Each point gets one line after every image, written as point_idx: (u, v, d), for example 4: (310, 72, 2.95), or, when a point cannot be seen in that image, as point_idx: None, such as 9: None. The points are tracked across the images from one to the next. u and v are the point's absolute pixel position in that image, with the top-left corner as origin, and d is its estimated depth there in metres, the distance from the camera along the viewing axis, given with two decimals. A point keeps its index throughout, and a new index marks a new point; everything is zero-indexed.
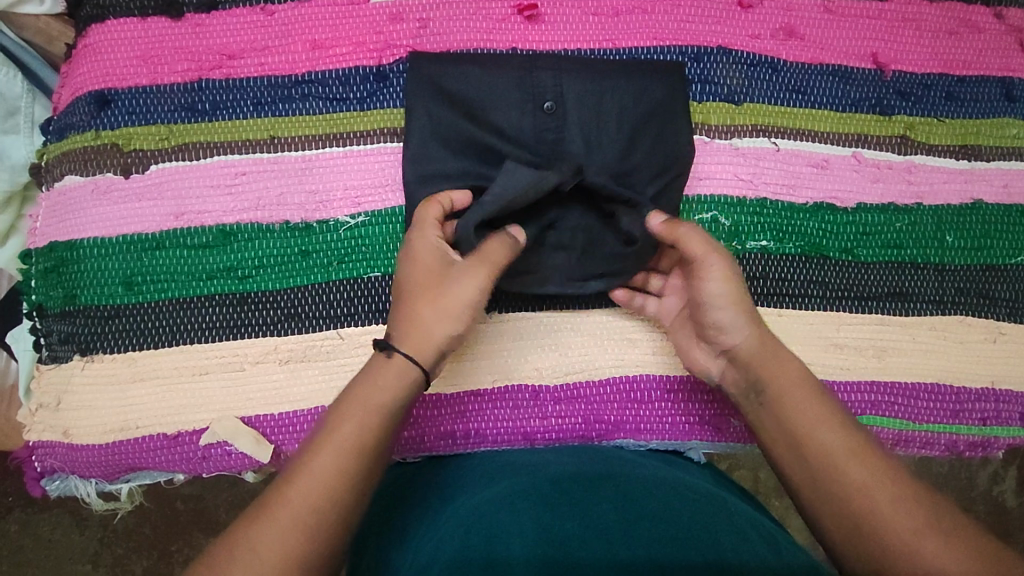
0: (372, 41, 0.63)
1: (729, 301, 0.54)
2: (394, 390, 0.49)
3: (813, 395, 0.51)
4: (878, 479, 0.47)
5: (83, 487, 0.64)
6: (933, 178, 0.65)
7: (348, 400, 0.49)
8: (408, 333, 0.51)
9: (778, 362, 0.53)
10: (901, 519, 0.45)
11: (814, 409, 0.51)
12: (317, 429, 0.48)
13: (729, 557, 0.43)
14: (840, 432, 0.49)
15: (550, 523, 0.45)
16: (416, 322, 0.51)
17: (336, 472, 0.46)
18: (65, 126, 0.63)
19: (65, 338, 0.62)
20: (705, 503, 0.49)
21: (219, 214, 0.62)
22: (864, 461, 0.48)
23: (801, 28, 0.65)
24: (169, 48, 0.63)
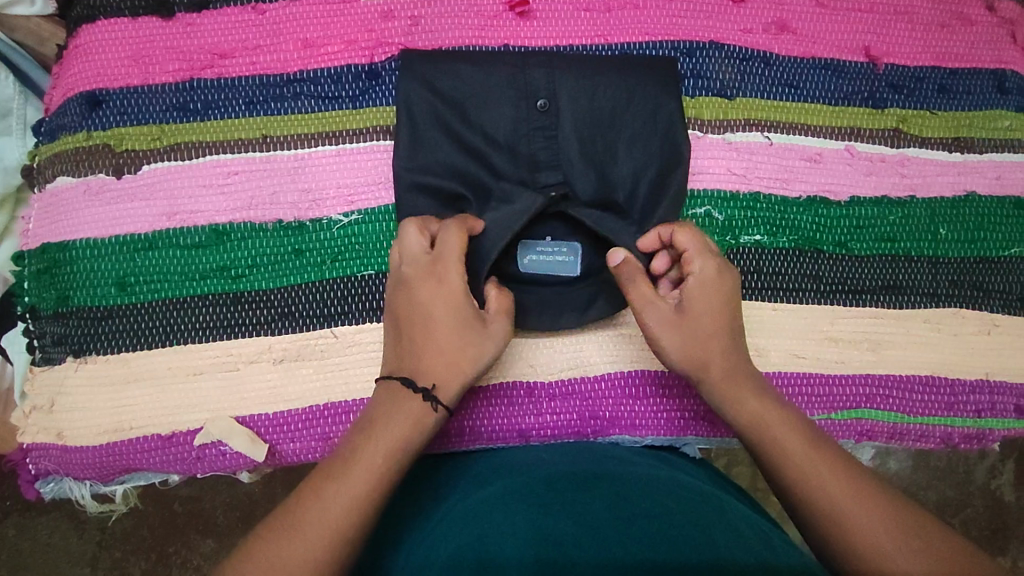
0: (364, 39, 0.63)
1: (685, 350, 0.54)
2: (417, 419, 0.51)
3: (777, 423, 0.51)
4: (845, 501, 0.46)
5: (78, 488, 0.63)
6: (926, 171, 0.65)
7: (375, 427, 0.50)
8: (445, 378, 0.52)
9: (738, 401, 0.52)
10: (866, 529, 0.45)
11: (777, 437, 0.50)
12: (337, 456, 0.49)
13: (718, 552, 0.43)
14: (800, 456, 0.49)
15: (542, 525, 0.44)
16: (455, 368, 0.52)
17: (350, 494, 0.46)
18: (56, 127, 0.63)
19: (58, 339, 0.61)
20: (695, 501, 0.49)
21: (212, 214, 0.62)
22: (829, 479, 0.48)
23: (794, 23, 0.65)
24: (160, 47, 0.63)
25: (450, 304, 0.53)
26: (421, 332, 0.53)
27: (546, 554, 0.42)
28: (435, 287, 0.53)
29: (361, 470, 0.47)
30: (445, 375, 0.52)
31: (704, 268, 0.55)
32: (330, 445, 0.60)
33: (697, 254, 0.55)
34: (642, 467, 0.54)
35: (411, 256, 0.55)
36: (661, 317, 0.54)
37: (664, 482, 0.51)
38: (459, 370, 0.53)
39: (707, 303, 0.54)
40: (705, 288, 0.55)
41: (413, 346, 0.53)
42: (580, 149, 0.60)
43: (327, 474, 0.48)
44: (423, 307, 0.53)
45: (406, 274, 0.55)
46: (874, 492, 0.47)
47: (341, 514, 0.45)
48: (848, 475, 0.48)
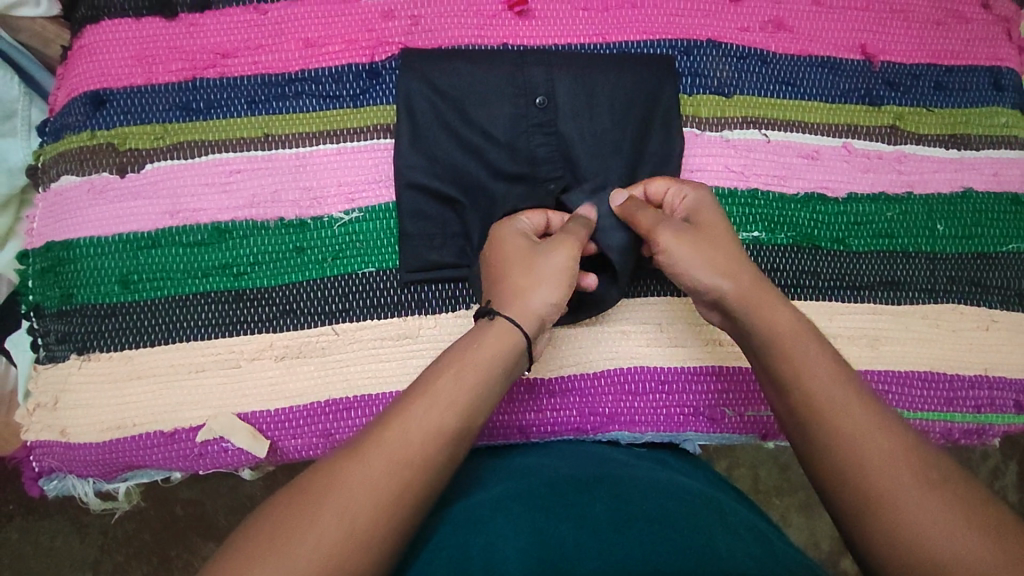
0: (365, 38, 0.64)
1: (709, 262, 0.53)
2: (466, 385, 0.48)
3: (802, 342, 0.49)
4: (871, 426, 0.44)
5: (80, 485, 0.64)
6: (923, 167, 0.65)
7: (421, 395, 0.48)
8: (503, 300, 0.52)
9: (766, 312, 0.51)
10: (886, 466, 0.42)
11: (804, 356, 0.48)
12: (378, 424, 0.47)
13: (725, 560, 0.42)
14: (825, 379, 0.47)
15: (542, 530, 0.44)
16: (517, 288, 0.53)
17: (363, 485, 0.43)
18: (61, 127, 0.63)
19: (62, 337, 0.62)
20: (703, 508, 0.48)
21: (214, 212, 0.62)
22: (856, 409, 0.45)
23: (790, 21, 0.66)
24: (163, 47, 0.64)
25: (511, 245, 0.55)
26: (489, 279, 0.55)
27: (546, 563, 0.41)
28: (497, 237, 0.57)
29: (397, 444, 0.45)
30: (502, 298, 0.53)
31: (700, 195, 0.57)
32: (332, 442, 0.61)
33: (687, 186, 0.58)
34: (647, 471, 0.54)
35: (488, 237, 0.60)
36: (679, 232, 0.54)
37: (666, 486, 0.50)
38: (517, 291, 0.53)
39: (719, 225, 0.55)
40: (710, 211, 0.56)
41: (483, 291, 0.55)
42: (580, 146, 0.61)
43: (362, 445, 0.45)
44: (488, 259, 0.56)
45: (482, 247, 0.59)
46: (897, 426, 0.45)
47: (363, 496, 0.43)
48: (867, 400, 0.46)
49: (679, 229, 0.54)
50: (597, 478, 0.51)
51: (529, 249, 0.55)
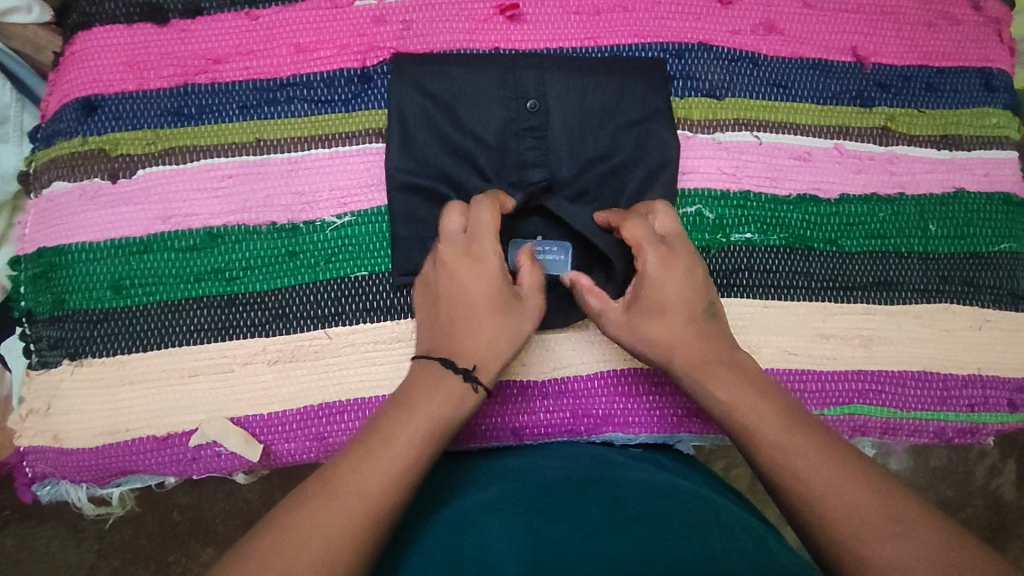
0: (356, 43, 0.64)
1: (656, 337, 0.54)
2: (453, 389, 0.51)
3: (749, 407, 0.49)
4: (817, 482, 0.44)
5: (74, 491, 0.64)
6: (915, 168, 0.66)
7: (410, 402, 0.50)
8: (483, 359, 0.52)
9: (717, 380, 0.51)
10: (855, 510, 0.43)
11: (751, 423, 0.49)
12: (366, 434, 0.48)
13: (718, 551, 0.42)
14: (778, 448, 0.47)
15: (539, 528, 0.43)
16: (496, 347, 0.53)
17: (362, 486, 0.45)
18: (53, 134, 0.63)
19: (54, 342, 0.62)
20: (695, 504, 0.49)
21: (207, 217, 0.62)
22: (806, 468, 0.45)
23: (781, 23, 0.66)
24: (155, 53, 0.64)
25: (488, 283, 0.54)
26: (458, 312, 0.54)
27: (540, 558, 0.40)
28: (471, 267, 0.54)
29: (390, 447, 0.47)
30: (483, 355, 0.53)
31: (653, 263, 0.54)
32: (325, 446, 0.61)
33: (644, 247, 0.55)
34: (643, 473, 0.54)
35: (446, 238, 0.56)
36: (619, 322, 0.55)
37: (661, 486, 0.50)
38: (495, 350, 0.53)
39: (669, 291, 0.54)
40: (655, 280, 0.54)
41: (451, 328, 0.54)
42: (571, 150, 0.61)
43: (356, 452, 0.47)
44: (458, 291, 0.54)
45: (442, 255, 0.55)
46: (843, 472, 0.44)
47: (366, 494, 0.44)
48: (819, 451, 0.46)
49: (620, 314, 0.55)
50: (594, 480, 0.51)
51: (505, 296, 0.54)
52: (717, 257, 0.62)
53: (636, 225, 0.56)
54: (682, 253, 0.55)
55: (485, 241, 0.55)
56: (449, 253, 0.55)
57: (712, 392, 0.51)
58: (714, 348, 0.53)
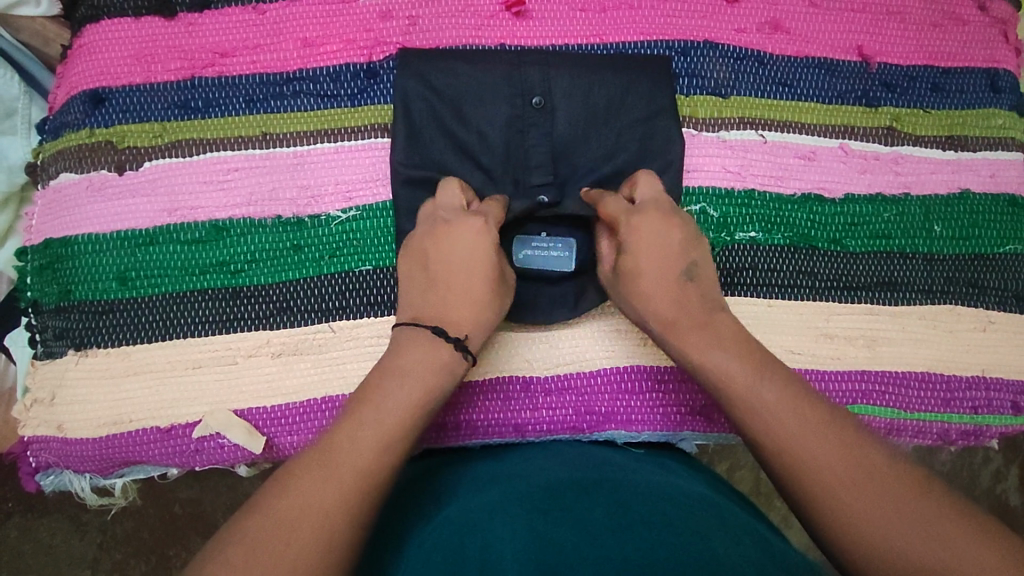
0: (362, 38, 0.64)
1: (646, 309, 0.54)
2: (434, 364, 0.51)
3: (738, 376, 0.49)
4: (804, 443, 0.45)
5: (78, 481, 0.64)
6: (920, 168, 0.65)
7: (393, 379, 0.50)
8: (474, 329, 0.54)
9: (703, 349, 0.51)
10: (828, 461, 0.44)
11: (738, 390, 0.49)
12: (350, 413, 0.49)
13: (720, 553, 0.41)
14: (749, 405, 0.48)
15: (542, 530, 0.43)
16: (484, 320, 0.55)
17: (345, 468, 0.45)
18: (61, 125, 0.64)
19: (60, 333, 0.62)
20: (699, 504, 0.49)
21: (212, 210, 0.62)
22: (781, 423, 0.46)
23: (787, 22, 0.66)
24: (162, 47, 0.64)
25: (485, 256, 0.55)
26: (452, 279, 0.55)
27: (543, 560, 0.41)
28: (471, 236, 0.55)
29: (374, 427, 0.47)
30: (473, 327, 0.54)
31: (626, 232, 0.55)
32: None
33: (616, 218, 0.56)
34: (647, 475, 0.53)
35: (449, 208, 0.57)
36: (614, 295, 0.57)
37: (666, 490, 0.50)
38: (484, 322, 0.55)
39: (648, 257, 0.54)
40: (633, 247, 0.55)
41: (444, 297, 0.54)
42: (576, 147, 0.61)
43: (339, 433, 0.47)
44: (454, 259, 0.55)
45: (443, 221, 0.56)
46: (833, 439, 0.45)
47: (353, 476, 0.45)
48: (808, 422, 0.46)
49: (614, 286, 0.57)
50: (597, 482, 0.51)
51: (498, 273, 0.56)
52: (721, 255, 0.63)
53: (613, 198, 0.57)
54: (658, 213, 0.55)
55: (492, 216, 0.57)
56: (451, 222, 0.56)
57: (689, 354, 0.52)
58: (692, 308, 0.53)
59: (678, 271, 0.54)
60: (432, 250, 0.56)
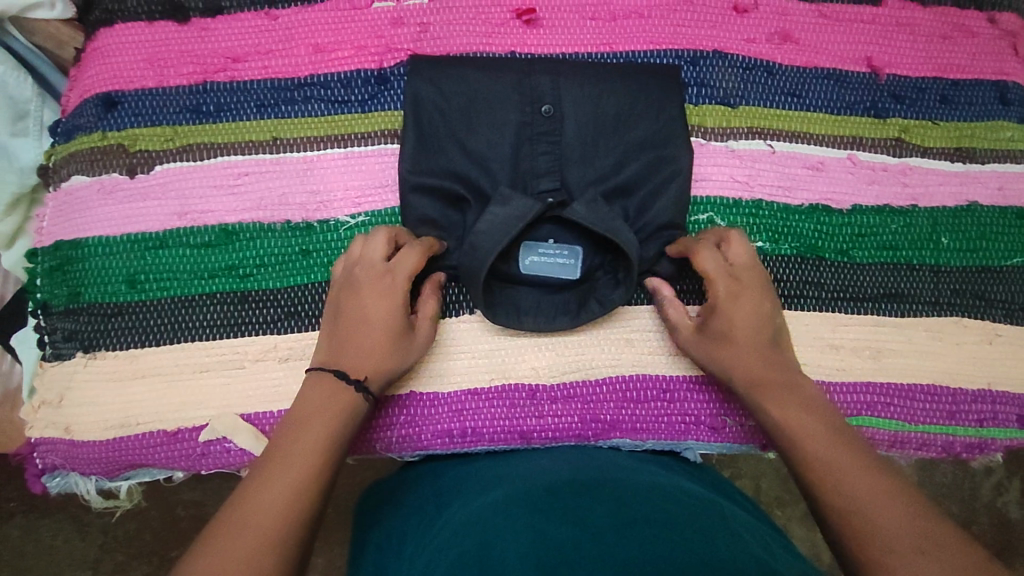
0: (373, 44, 0.65)
1: (721, 359, 0.56)
2: (338, 403, 0.52)
3: (807, 428, 0.51)
4: (865, 493, 0.45)
5: (84, 483, 0.64)
6: (928, 180, 0.66)
7: (308, 419, 0.50)
8: (376, 373, 0.55)
9: (776, 400, 0.53)
10: (894, 520, 0.43)
11: (808, 438, 0.50)
12: (269, 457, 0.48)
13: (720, 552, 0.41)
14: (824, 459, 0.48)
15: (543, 530, 0.43)
16: (388, 364, 0.55)
17: (286, 487, 0.45)
18: (73, 128, 0.64)
19: (69, 335, 0.63)
20: (699, 505, 0.49)
21: (222, 214, 0.63)
22: (850, 482, 0.46)
23: (797, 33, 0.66)
24: (174, 50, 0.64)
25: (389, 308, 0.56)
26: (360, 325, 0.55)
27: (547, 560, 0.40)
28: (378, 291, 0.56)
29: (296, 464, 0.47)
30: (375, 369, 0.54)
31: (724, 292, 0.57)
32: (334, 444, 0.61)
33: (717, 275, 0.57)
34: (649, 476, 0.53)
35: (366, 261, 0.57)
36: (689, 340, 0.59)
37: (665, 489, 0.50)
38: (388, 366, 0.55)
39: (741, 318, 0.56)
40: (727, 308, 0.57)
41: (350, 341, 0.55)
42: (585, 156, 0.61)
43: (272, 459, 0.48)
44: (361, 311, 0.56)
45: (355, 276, 0.57)
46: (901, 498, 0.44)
47: (284, 509, 0.44)
48: (873, 476, 0.46)
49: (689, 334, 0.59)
50: (597, 483, 0.50)
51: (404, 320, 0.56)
52: None
53: (711, 254, 0.58)
54: (750, 281, 0.58)
55: (402, 271, 0.56)
56: (366, 270, 0.57)
57: (768, 407, 0.53)
58: (773, 370, 0.55)
59: (767, 339, 0.56)
60: (342, 302, 0.57)
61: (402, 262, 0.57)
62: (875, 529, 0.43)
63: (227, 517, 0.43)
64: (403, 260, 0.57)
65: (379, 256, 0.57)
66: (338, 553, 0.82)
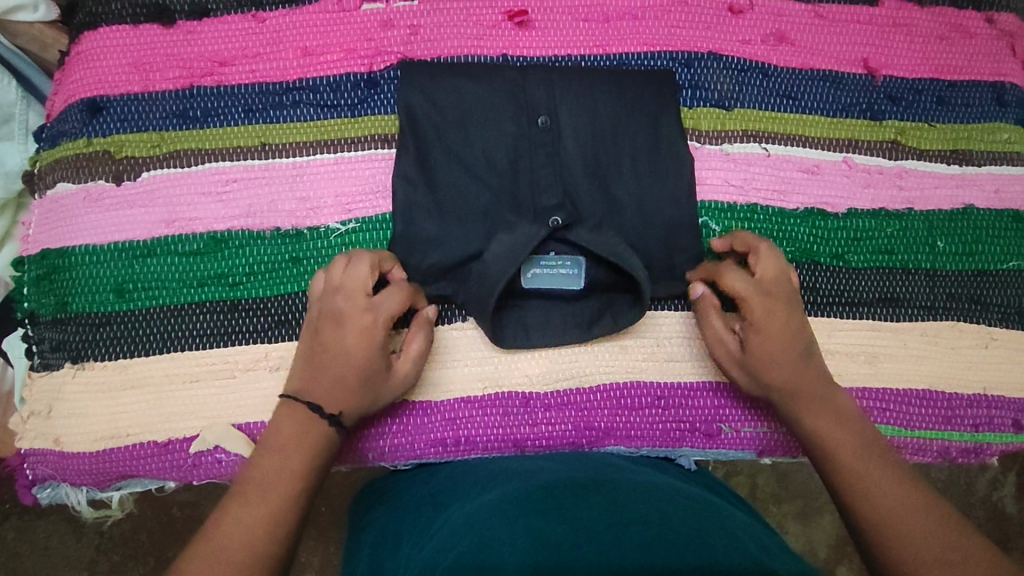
0: (363, 47, 0.63)
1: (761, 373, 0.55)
2: (316, 420, 0.52)
3: (844, 444, 0.52)
4: (902, 509, 0.47)
5: (74, 494, 0.63)
6: (924, 183, 0.65)
7: (280, 453, 0.51)
8: (352, 410, 0.54)
9: (813, 414, 0.54)
10: (932, 542, 0.45)
11: (845, 456, 0.51)
12: (253, 463, 0.51)
13: (715, 555, 0.40)
14: (853, 470, 0.50)
15: (541, 529, 0.42)
16: (365, 402, 0.55)
17: (266, 499, 0.48)
18: (57, 134, 0.63)
19: (57, 345, 0.62)
20: (696, 504, 0.48)
21: (211, 222, 0.62)
22: (879, 497, 0.48)
23: (792, 34, 0.65)
24: (160, 55, 0.63)
25: (371, 346, 0.54)
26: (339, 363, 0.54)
27: (545, 562, 0.39)
28: (359, 326, 0.54)
29: (278, 472, 0.50)
30: (353, 407, 0.54)
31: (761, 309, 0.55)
32: None
33: (752, 293, 0.55)
34: (642, 474, 0.53)
35: (350, 292, 0.55)
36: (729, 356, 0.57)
37: (658, 487, 0.50)
38: (362, 404, 0.55)
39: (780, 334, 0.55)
40: (767, 327, 0.55)
41: (329, 374, 0.54)
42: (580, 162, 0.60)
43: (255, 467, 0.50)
44: (342, 346, 0.54)
45: (338, 306, 0.55)
46: (932, 514, 0.47)
47: (267, 521, 0.47)
48: (905, 490, 0.48)
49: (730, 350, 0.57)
50: (593, 479, 0.50)
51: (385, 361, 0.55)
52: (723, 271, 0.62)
53: (735, 274, 0.56)
54: (779, 299, 0.56)
55: (384, 311, 0.55)
56: (345, 305, 0.55)
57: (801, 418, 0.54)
58: (813, 384, 0.55)
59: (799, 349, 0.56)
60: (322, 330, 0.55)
61: (383, 304, 0.55)
62: (913, 550, 0.45)
63: (204, 547, 0.45)
64: (384, 303, 0.55)
65: (361, 294, 0.55)
66: (333, 555, 0.82)
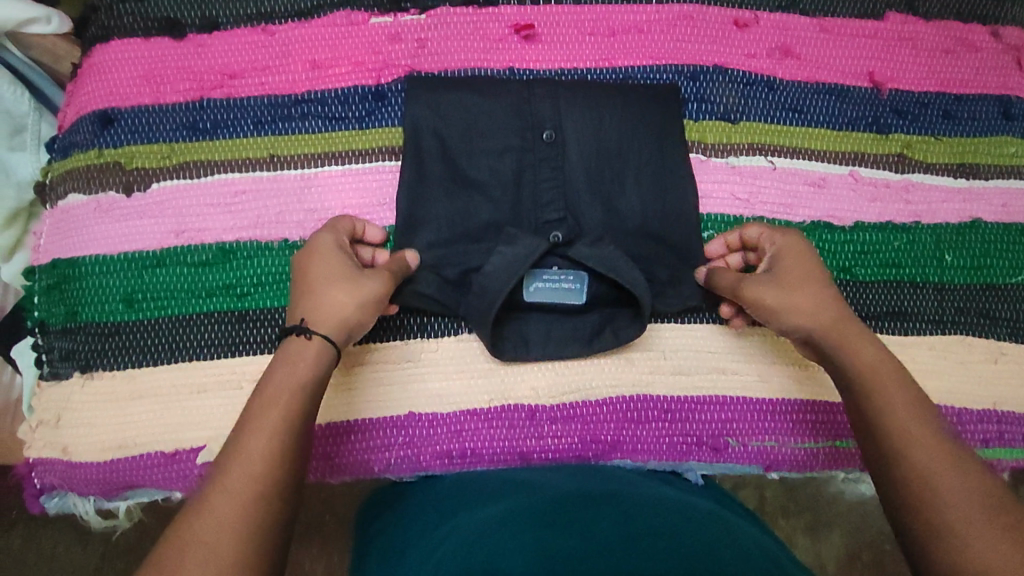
0: (371, 61, 0.64)
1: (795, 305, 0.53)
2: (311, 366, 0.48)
3: (910, 421, 0.45)
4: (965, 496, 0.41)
5: (81, 503, 0.64)
6: (931, 197, 0.65)
7: (275, 385, 0.46)
8: (324, 316, 0.50)
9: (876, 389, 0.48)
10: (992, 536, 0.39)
11: (909, 432, 0.45)
12: (248, 411, 0.45)
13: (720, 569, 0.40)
14: (914, 450, 0.44)
15: (549, 542, 0.42)
16: (329, 300, 0.51)
17: (265, 447, 0.43)
18: (70, 145, 0.64)
19: (66, 354, 0.62)
20: (706, 519, 0.48)
21: (220, 232, 0.62)
22: (940, 479, 0.42)
23: (797, 47, 0.66)
24: (171, 67, 0.64)
25: (327, 259, 0.54)
26: (299, 287, 0.53)
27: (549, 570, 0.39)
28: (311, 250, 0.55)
29: (278, 420, 0.44)
30: (319, 311, 0.51)
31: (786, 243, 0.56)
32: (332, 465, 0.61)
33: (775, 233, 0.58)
34: (653, 489, 0.53)
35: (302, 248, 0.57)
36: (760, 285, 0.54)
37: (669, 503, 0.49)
38: (333, 306, 0.51)
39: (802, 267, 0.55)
40: (790, 256, 0.55)
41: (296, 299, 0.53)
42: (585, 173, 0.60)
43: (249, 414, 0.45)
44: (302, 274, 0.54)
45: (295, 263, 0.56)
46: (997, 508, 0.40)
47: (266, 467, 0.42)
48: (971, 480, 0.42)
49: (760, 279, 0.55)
50: (603, 492, 0.50)
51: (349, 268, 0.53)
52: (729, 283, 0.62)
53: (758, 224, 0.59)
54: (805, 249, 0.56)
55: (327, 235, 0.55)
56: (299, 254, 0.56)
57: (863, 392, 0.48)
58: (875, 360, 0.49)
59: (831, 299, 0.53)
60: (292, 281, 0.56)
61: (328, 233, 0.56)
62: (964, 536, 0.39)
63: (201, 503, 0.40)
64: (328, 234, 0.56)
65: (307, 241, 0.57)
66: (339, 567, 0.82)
